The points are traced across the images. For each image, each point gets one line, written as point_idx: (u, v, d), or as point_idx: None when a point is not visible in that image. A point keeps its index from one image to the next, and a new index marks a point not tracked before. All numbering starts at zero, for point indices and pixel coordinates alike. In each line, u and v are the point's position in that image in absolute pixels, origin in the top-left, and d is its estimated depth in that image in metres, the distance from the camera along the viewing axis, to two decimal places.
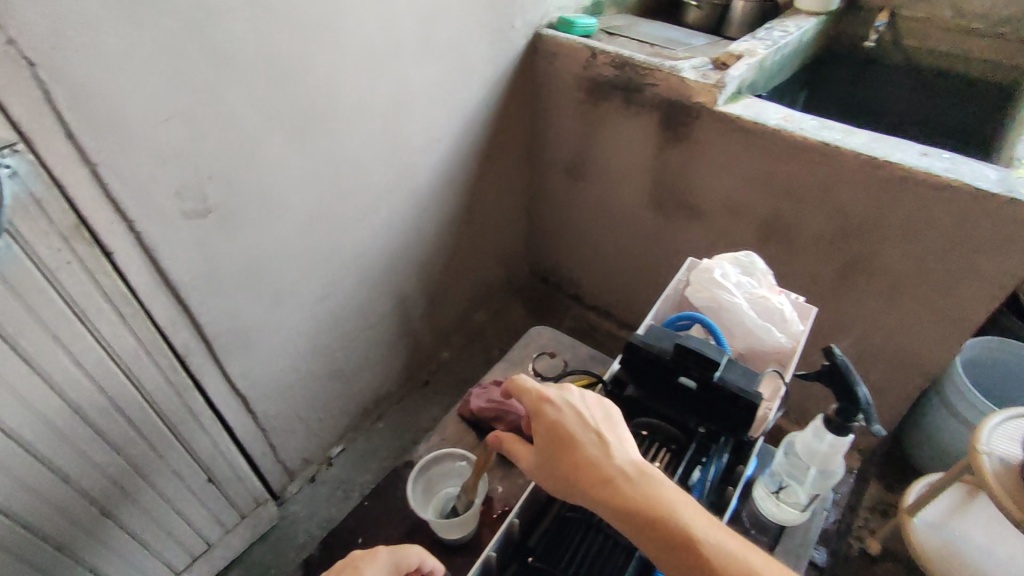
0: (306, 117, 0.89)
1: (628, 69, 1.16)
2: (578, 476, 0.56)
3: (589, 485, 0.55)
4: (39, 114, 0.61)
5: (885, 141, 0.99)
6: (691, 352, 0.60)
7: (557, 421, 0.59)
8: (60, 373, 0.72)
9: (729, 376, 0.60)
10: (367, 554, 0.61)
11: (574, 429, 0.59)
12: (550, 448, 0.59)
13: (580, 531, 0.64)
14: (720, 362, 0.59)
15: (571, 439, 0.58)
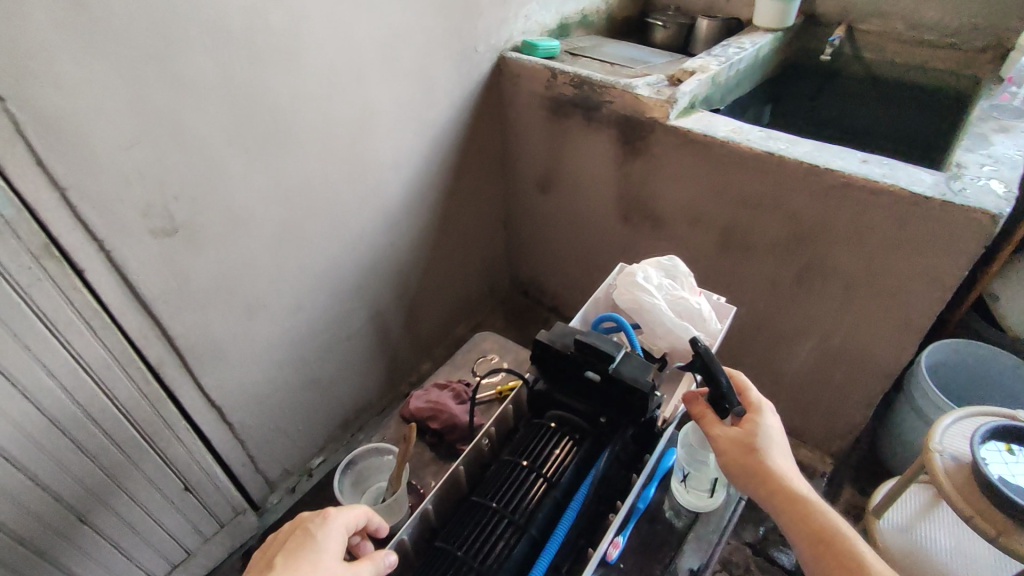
0: (270, 140, 0.95)
1: (586, 88, 1.21)
2: (767, 475, 0.64)
3: (774, 484, 0.63)
4: (10, 143, 0.68)
5: (828, 150, 1.02)
6: (590, 347, 0.64)
7: (762, 430, 0.66)
8: (33, 383, 0.77)
9: (626, 369, 0.64)
10: (318, 516, 0.60)
11: (768, 436, 0.66)
12: (743, 447, 0.66)
13: (483, 514, 0.61)
14: (615, 355, 0.63)
15: (767, 447, 0.65)
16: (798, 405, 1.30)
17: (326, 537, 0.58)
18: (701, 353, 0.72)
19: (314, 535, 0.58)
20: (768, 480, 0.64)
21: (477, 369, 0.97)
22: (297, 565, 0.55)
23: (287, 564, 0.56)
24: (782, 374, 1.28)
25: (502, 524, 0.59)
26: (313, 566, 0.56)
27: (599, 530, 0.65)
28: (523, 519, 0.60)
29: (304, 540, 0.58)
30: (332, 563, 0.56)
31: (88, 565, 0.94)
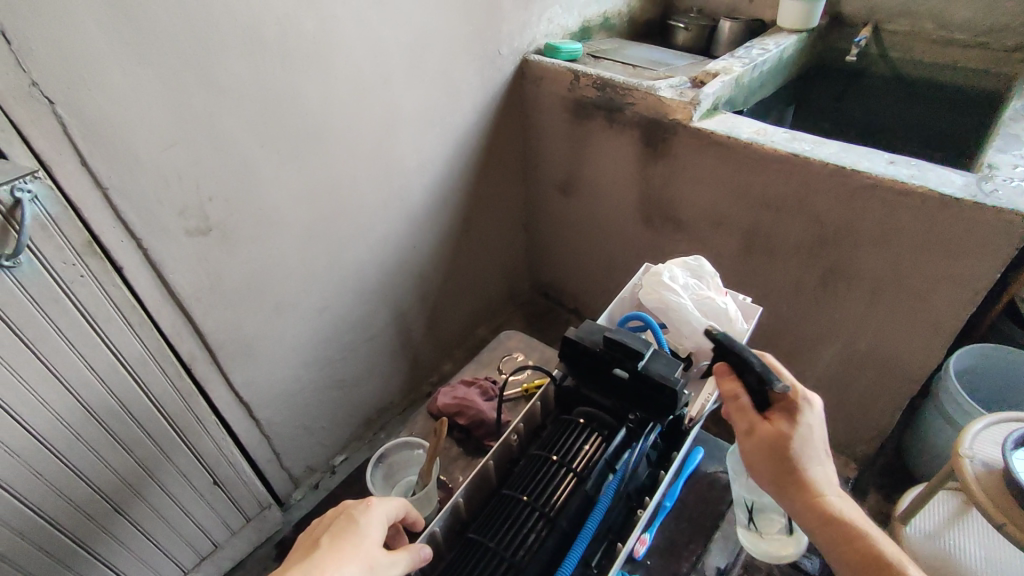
0: (299, 142, 0.97)
1: (609, 90, 1.21)
2: (796, 479, 0.64)
3: (801, 489, 0.64)
4: (58, 145, 0.71)
5: (854, 151, 1.01)
6: (618, 344, 0.64)
7: (797, 433, 0.65)
8: (75, 376, 0.80)
9: (656, 366, 0.64)
10: (361, 504, 0.62)
11: (802, 439, 0.65)
12: (773, 450, 0.65)
13: (514, 507, 0.63)
14: (644, 352, 0.63)
15: (800, 452, 0.64)
16: (822, 409, 1.29)
17: (369, 522, 0.60)
18: (728, 353, 0.72)
19: (358, 520, 0.60)
20: (796, 484, 0.64)
21: (502, 367, 0.98)
22: (341, 546, 0.57)
23: (331, 545, 0.57)
24: (806, 377, 1.27)
25: (533, 517, 0.61)
26: (356, 548, 0.57)
27: (628, 524, 0.67)
28: (555, 512, 0.61)
29: (348, 524, 0.60)
30: (374, 548, 0.57)
31: (121, 554, 0.97)
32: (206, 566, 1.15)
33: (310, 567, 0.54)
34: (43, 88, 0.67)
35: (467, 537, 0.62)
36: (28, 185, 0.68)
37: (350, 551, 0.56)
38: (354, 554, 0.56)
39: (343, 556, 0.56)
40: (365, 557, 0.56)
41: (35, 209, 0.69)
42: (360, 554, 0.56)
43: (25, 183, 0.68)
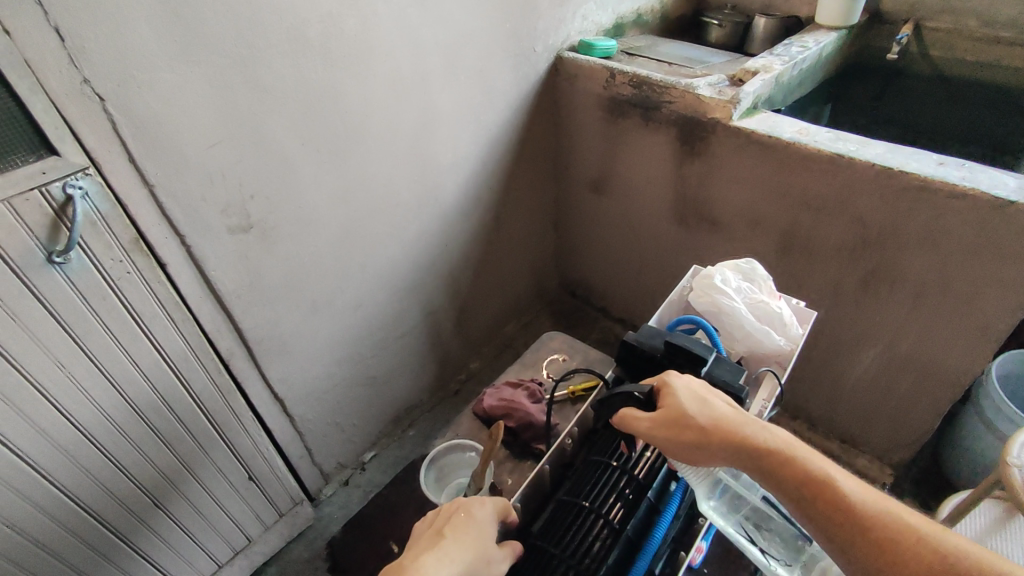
0: (338, 139, 0.96)
1: (645, 88, 1.20)
2: (717, 437, 0.60)
3: (729, 443, 0.59)
4: (107, 142, 0.70)
5: (901, 152, 0.99)
6: (680, 350, 0.68)
7: (685, 394, 0.63)
8: (120, 372, 0.80)
9: (718, 372, 0.67)
10: (476, 498, 0.65)
11: (695, 398, 0.63)
12: (680, 422, 0.61)
13: (576, 512, 0.69)
14: (707, 358, 0.66)
15: (698, 408, 0.61)
16: (858, 413, 1.27)
17: (485, 519, 0.63)
18: (783, 359, 0.72)
19: (476, 515, 0.63)
20: (720, 441, 0.60)
21: (546, 369, 1.00)
22: (464, 537, 0.60)
23: (454, 534, 0.61)
24: (843, 380, 1.25)
25: (598, 526, 0.67)
26: (476, 542, 0.61)
27: (685, 533, 0.77)
28: (616, 521, 0.67)
29: (466, 518, 0.63)
30: (491, 544, 0.62)
31: (160, 547, 0.98)
32: (240, 560, 1.16)
33: (442, 555, 0.58)
34: (95, 86, 0.67)
35: (532, 541, 0.68)
36: (79, 182, 0.68)
37: (472, 542, 0.60)
38: (475, 547, 0.60)
39: (466, 547, 0.60)
40: (484, 552, 0.60)
41: (85, 206, 0.69)
42: (480, 548, 0.60)
43: (77, 179, 0.68)
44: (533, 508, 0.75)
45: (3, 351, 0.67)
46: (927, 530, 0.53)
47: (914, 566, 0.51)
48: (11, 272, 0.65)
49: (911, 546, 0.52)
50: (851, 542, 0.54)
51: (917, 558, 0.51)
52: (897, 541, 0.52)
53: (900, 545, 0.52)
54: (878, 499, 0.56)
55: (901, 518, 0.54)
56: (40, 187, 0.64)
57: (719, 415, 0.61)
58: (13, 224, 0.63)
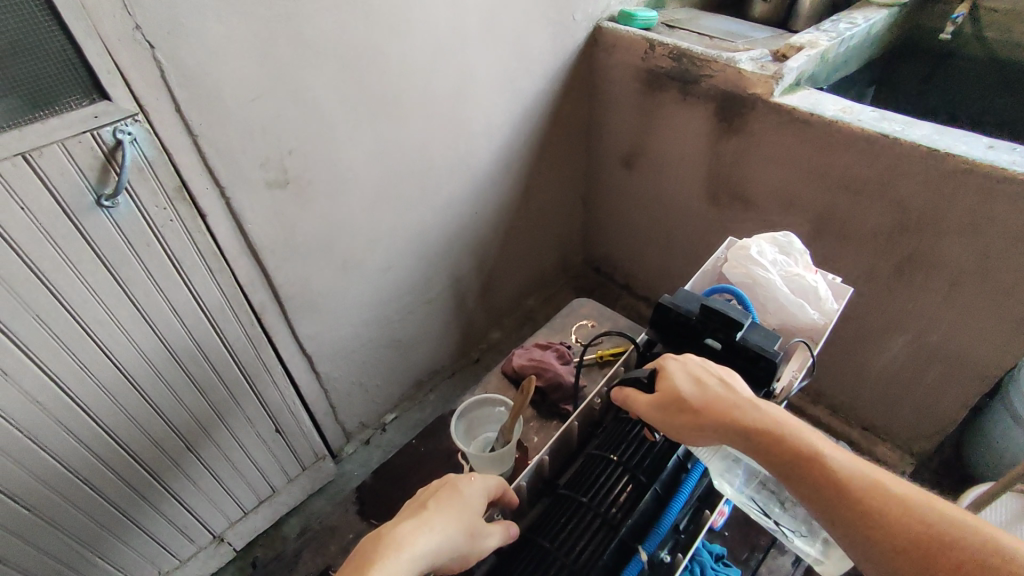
0: (375, 100, 0.97)
1: (685, 61, 1.18)
2: (708, 415, 0.61)
3: (720, 422, 0.60)
4: (156, 90, 0.72)
5: (949, 133, 0.96)
6: (716, 313, 0.68)
7: (679, 377, 0.64)
8: (159, 318, 0.83)
9: (752, 337, 0.67)
10: (466, 475, 0.64)
11: (690, 380, 0.64)
12: (674, 404, 0.63)
13: (604, 466, 0.72)
14: (743, 323, 0.66)
15: (690, 390, 0.63)
16: (882, 400, 1.26)
17: (472, 494, 0.62)
18: (816, 333, 0.73)
19: (462, 488, 0.62)
20: (711, 419, 0.60)
21: (574, 334, 1.01)
22: (448, 508, 0.59)
23: (439, 505, 0.59)
24: (869, 367, 1.23)
25: (625, 478, 0.70)
26: (461, 514, 0.59)
27: (714, 494, 0.78)
28: (645, 477, 0.70)
29: (452, 492, 0.62)
30: (476, 517, 0.60)
31: (189, 490, 1.02)
32: (264, 509, 1.21)
33: (419, 523, 0.57)
34: (145, 32, 0.68)
35: (560, 490, 0.72)
36: (128, 128, 0.70)
37: (454, 512, 0.59)
38: (457, 517, 0.59)
39: (450, 517, 0.58)
40: (468, 523, 0.59)
41: (133, 151, 0.71)
42: (464, 519, 0.59)
43: (126, 125, 0.69)
44: (561, 461, 0.78)
45: (53, 290, 0.70)
46: (917, 507, 0.51)
47: (900, 542, 0.50)
48: (62, 212, 0.67)
49: (896, 522, 0.51)
50: (837, 517, 0.53)
51: (901, 534, 0.50)
52: (883, 516, 0.51)
53: (885, 520, 0.51)
54: (870, 474, 0.55)
55: (893, 495, 0.52)
56: (91, 131, 0.66)
57: (712, 394, 0.62)
58: (65, 164, 0.65)
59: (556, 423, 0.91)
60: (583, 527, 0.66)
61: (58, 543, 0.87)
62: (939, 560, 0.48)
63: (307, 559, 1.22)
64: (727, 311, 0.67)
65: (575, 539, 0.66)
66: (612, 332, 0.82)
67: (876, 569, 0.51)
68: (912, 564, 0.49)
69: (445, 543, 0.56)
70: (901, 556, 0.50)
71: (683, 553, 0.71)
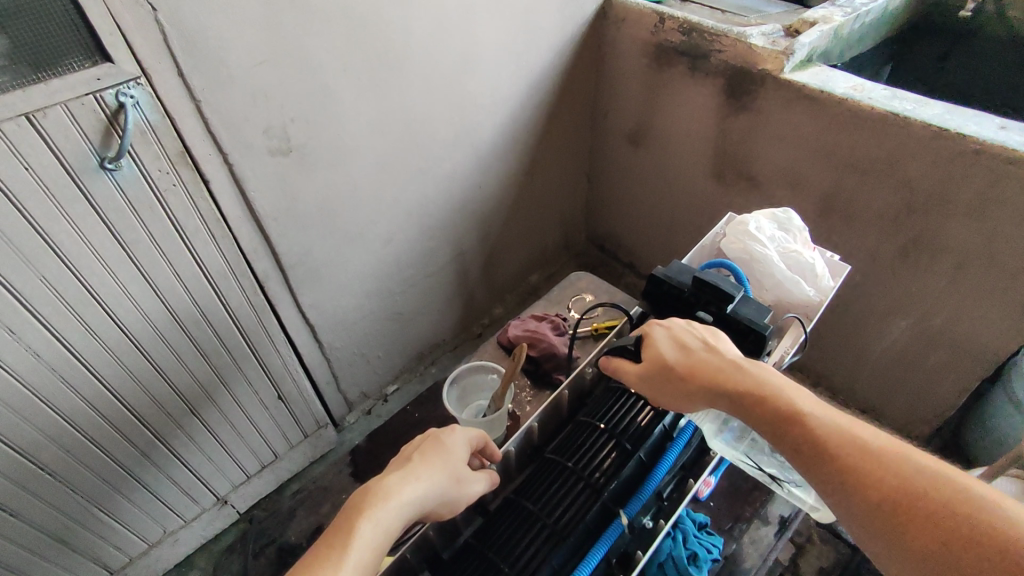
0: (379, 69, 0.96)
1: (695, 35, 1.16)
2: (691, 377, 0.62)
3: (702, 383, 0.61)
4: (158, 53, 0.72)
5: (960, 113, 0.94)
6: (708, 285, 0.68)
7: (663, 343, 0.66)
8: (163, 281, 0.84)
9: (744, 310, 0.68)
10: (447, 428, 0.65)
11: (674, 345, 0.65)
12: (659, 370, 0.65)
13: (592, 432, 0.74)
14: (734, 296, 0.67)
15: (673, 354, 0.65)
16: (880, 383, 1.26)
17: (454, 444, 0.63)
18: (810, 309, 0.73)
19: (445, 440, 0.63)
20: (693, 381, 0.62)
21: (572, 307, 1.02)
22: (432, 459, 0.60)
23: (423, 458, 0.61)
24: (870, 349, 1.23)
25: (612, 443, 0.71)
26: (444, 463, 0.61)
27: (698, 464, 0.78)
28: (631, 444, 0.72)
29: (435, 444, 0.63)
30: (459, 466, 0.62)
31: (193, 451, 1.05)
32: (267, 473, 1.24)
33: (405, 474, 0.58)
34: None
35: (548, 456, 0.74)
36: (131, 90, 0.70)
37: (438, 462, 0.60)
38: (442, 466, 0.60)
39: (434, 467, 0.59)
40: (452, 472, 0.60)
41: (135, 114, 0.71)
42: (448, 469, 0.60)
43: (129, 88, 0.69)
44: (551, 429, 0.80)
45: (58, 251, 0.71)
46: (893, 458, 0.50)
47: (871, 492, 0.49)
48: (66, 173, 0.68)
49: (869, 473, 0.50)
50: (813, 471, 0.53)
51: (875, 485, 0.49)
52: (857, 468, 0.51)
53: (859, 471, 0.50)
54: (850, 428, 0.54)
55: (867, 445, 0.52)
56: (94, 93, 0.66)
57: (694, 356, 0.63)
58: (68, 126, 0.66)
59: (549, 392, 0.93)
60: (568, 490, 0.68)
61: (67, 498, 0.90)
62: (910, 509, 0.47)
63: (307, 520, 1.25)
64: (721, 283, 0.68)
65: (561, 500, 0.67)
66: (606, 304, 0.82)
67: (853, 521, 0.51)
68: (882, 514, 0.48)
69: (432, 491, 0.58)
70: (873, 506, 0.49)
71: (664, 519, 0.72)
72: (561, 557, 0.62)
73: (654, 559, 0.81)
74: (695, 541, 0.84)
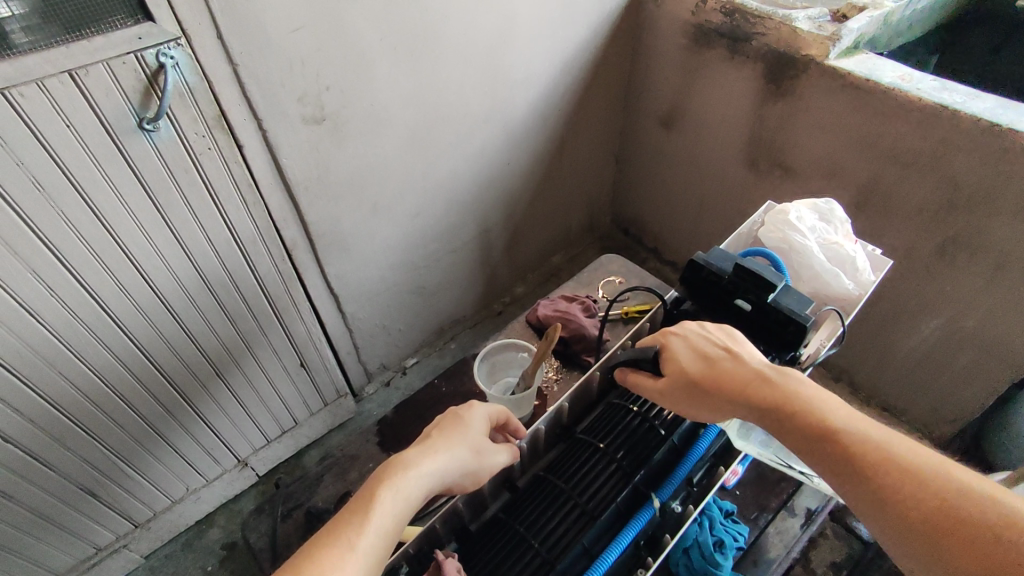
0: (415, 40, 0.95)
1: (738, 17, 1.13)
2: (718, 391, 0.62)
3: (731, 396, 0.61)
4: (198, 14, 0.71)
5: (1013, 107, 0.90)
6: (749, 274, 0.67)
7: (684, 355, 0.65)
8: (195, 244, 0.84)
9: (784, 300, 0.67)
10: (465, 403, 0.66)
11: (695, 356, 0.65)
12: (683, 383, 0.64)
13: (623, 417, 0.74)
14: (775, 285, 0.66)
15: (696, 367, 0.64)
16: (906, 381, 1.24)
17: (473, 418, 0.64)
18: (849, 303, 0.72)
19: (463, 415, 0.64)
20: (720, 394, 0.62)
21: (600, 290, 1.02)
22: (451, 432, 0.61)
23: (442, 432, 0.61)
24: (897, 346, 1.21)
25: (644, 427, 0.72)
26: (464, 436, 0.61)
27: (729, 451, 0.77)
28: (663, 429, 0.72)
29: (452, 419, 0.64)
30: (479, 438, 0.62)
31: (216, 413, 1.07)
32: (287, 438, 1.26)
33: (423, 448, 0.58)
34: None
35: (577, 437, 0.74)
36: (171, 51, 0.69)
37: (458, 436, 0.61)
38: (462, 438, 0.61)
39: (453, 440, 0.60)
40: (472, 444, 0.61)
41: (174, 76, 0.71)
42: (467, 442, 0.61)
43: (169, 49, 0.69)
44: (580, 410, 0.80)
45: (95, 209, 0.72)
46: (932, 477, 0.49)
47: (909, 511, 0.48)
48: (105, 133, 0.68)
49: (907, 492, 0.49)
50: (850, 488, 0.52)
51: (915, 506, 0.48)
52: (894, 487, 0.50)
53: (898, 492, 0.49)
54: (886, 442, 0.53)
55: (904, 461, 0.51)
56: (135, 52, 0.66)
57: (719, 368, 0.63)
58: (109, 85, 0.66)
59: (576, 373, 0.94)
60: (599, 470, 0.69)
61: (97, 452, 0.92)
62: (953, 532, 0.46)
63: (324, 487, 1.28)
64: (763, 273, 0.67)
65: (591, 480, 0.68)
66: (640, 289, 0.82)
67: (891, 538, 0.50)
68: (922, 534, 0.47)
69: (453, 462, 0.58)
70: (911, 526, 0.48)
71: (694, 504, 0.72)
72: (591, 537, 0.63)
73: (679, 545, 0.85)
74: (721, 528, 0.87)
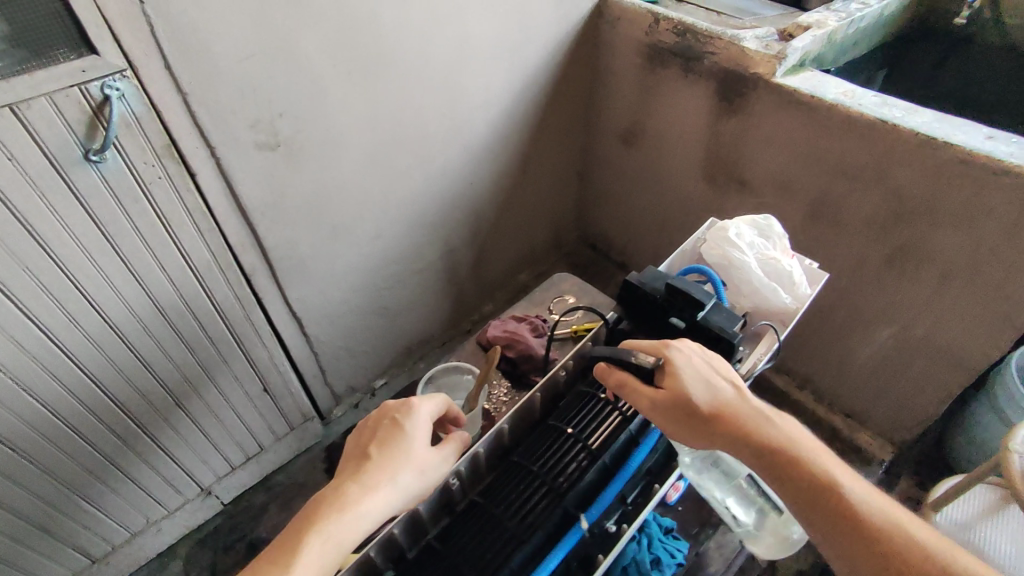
0: (368, 65, 0.96)
1: (689, 36, 1.15)
2: (718, 421, 0.62)
3: (729, 428, 0.62)
4: (145, 45, 0.71)
5: (950, 122, 0.93)
6: (679, 292, 0.70)
7: (690, 377, 0.64)
8: (147, 273, 0.84)
9: (714, 317, 0.69)
10: (406, 407, 0.68)
11: (699, 381, 0.64)
12: (681, 404, 0.64)
13: (562, 438, 0.74)
14: (704, 302, 0.69)
15: (702, 392, 0.63)
16: (864, 388, 1.27)
17: (414, 426, 0.66)
18: (786, 316, 0.75)
19: (403, 425, 0.66)
20: (718, 425, 0.62)
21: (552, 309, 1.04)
22: (393, 454, 0.63)
23: (382, 454, 0.63)
24: (855, 354, 1.24)
25: (577, 448, 0.73)
26: (406, 455, 0.63)
27: (664, 469, 0.78)
28: (597, 448, 0.73)
29: (395, 428, 0.66)
30: (422, 450, 0.64)
31: (177, 442, 1.05)
32: (252, 464, 1.25)
33: (366, 477, 0.60)
34: None
35: (514, 459, 0.74)
36: (116, 83, 0.69)
37: (399, 458, 0.62)
38: (405, 460, 0.62)
39: (395, 464, 0.62)
40: (415, 462, 0.63)
41: (121, 107, 0.71)
42: (410, 462, 0.63)
43: (114, 81, 0.69)
44: (523, 430, 0.80)
45: (40, 241, 0.71)
46: (914, 537, 0.54)
47: (889, 563, 0.53)
48: (50, 165, 0.68)
49: (889, 546, 0.53)
50: (829, 535, 0.56)
51: (895, 561, 0.53)
52: (877, 540, 0.54)
53: (881, 546, 0.54)
54: (868, 499, 0.57)
55: (887, 519, 0.55)
56: (79, 85, 0.66)
57: (722, 398, 0.64)
58: (52, 118, 0.66)
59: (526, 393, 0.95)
60: (532, 492, 0.69)
61: (49, 487, 0.90)
62: None
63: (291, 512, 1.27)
64: (690, 290, 0.69)
65: (525, 503, 0.68)
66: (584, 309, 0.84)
67: None
68: None
69: (399, 492, 0.60)
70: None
71: (629, 522, 0.74)
72: (520, 560, 0.64)
73: (618, 563, 0.88)
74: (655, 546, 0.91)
